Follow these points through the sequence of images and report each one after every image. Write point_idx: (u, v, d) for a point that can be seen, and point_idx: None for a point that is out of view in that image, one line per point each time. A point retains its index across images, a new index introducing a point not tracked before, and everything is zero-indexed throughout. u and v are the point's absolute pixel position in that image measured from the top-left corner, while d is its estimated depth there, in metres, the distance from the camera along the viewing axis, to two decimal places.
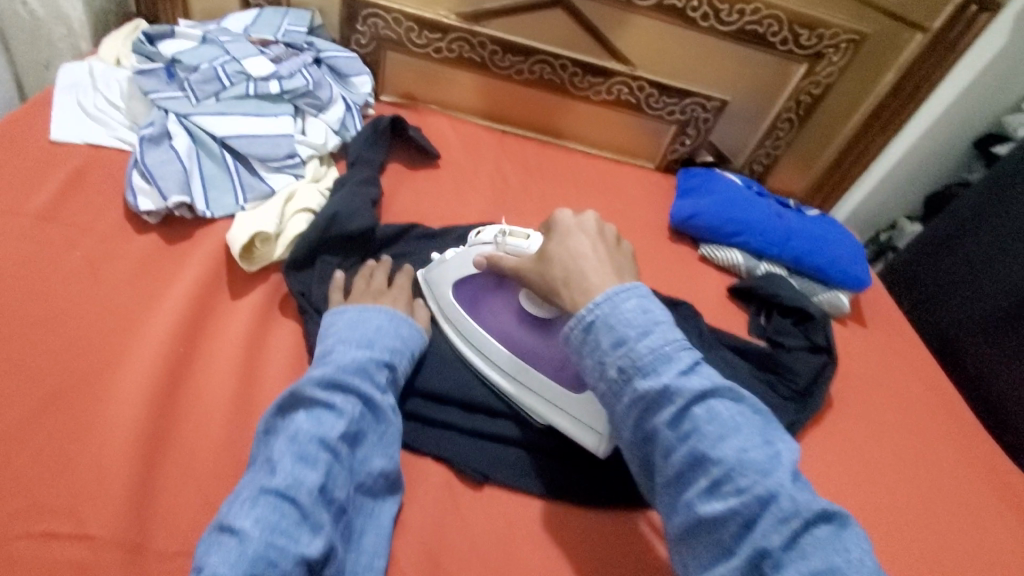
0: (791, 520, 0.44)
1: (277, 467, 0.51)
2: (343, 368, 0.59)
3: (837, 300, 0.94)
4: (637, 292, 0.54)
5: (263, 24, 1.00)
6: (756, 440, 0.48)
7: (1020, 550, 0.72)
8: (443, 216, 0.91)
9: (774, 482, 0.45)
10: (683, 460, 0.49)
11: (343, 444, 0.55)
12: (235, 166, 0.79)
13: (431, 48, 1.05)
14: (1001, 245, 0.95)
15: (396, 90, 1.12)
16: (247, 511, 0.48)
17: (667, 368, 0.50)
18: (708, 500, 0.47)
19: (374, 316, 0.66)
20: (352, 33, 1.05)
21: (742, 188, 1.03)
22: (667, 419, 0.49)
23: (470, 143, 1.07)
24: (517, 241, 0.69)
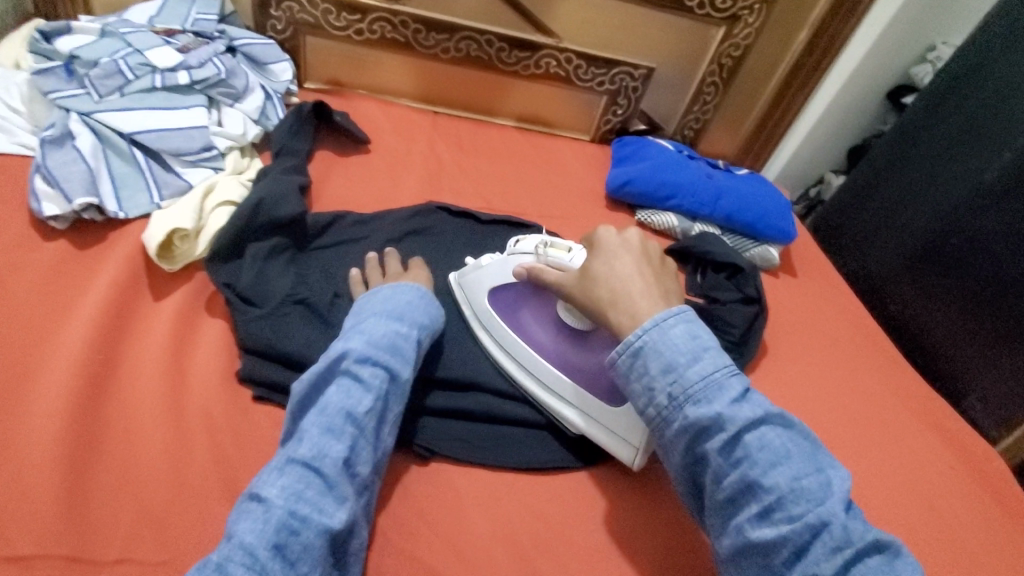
0: (843, 549, 0.46)
1: (304, 438, 0.52)
2: (372, 343, 0.58)
3: (767, 253, 0.98)
4: (684, 318, 0.56)
5: (169, 14, 0.95)
6: (809, 468, 0.51)
7: (946, 466, 0.77)
8: (378, 200, 0.89)
9: (828, 511, 0.48)
10: (734, 485, 0.51)
11: (370, 417, 0.54)
12: (147, 164, 0.76)
13: (352, 30, 1.03)
14: (911, 192, 1.00)
15: (321, 76, 1.09)
16: (277, 479, 0.49)
17: (718, 398, 0.52)
18: (758, 525, 0.49)
19: (404, 293, 0.66)
20: (267, 19, 1.01)
21: (673, 153, 1.06)
22: (718, 446, 0.51)
23: (401, 126, 1.05)
24: (557, 251, 0.70)
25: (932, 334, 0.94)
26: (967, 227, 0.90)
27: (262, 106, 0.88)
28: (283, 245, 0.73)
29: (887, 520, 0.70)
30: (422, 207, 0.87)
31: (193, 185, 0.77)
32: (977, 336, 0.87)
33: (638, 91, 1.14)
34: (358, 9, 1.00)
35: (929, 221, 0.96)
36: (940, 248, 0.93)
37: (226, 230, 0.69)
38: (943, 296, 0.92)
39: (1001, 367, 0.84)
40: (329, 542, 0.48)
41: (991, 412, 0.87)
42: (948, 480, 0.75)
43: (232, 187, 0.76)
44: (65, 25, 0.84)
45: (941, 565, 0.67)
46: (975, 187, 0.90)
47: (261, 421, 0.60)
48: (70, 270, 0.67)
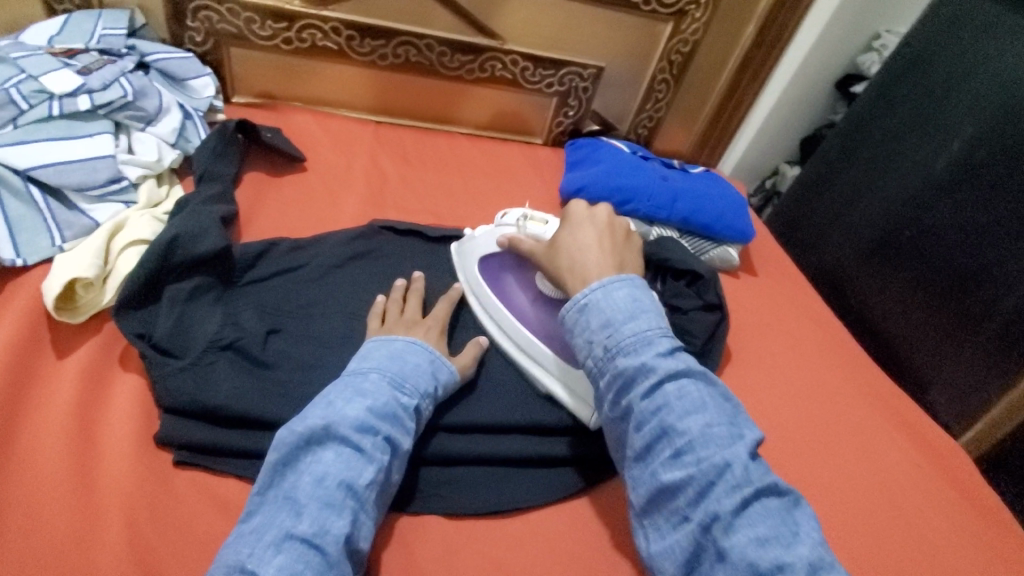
0: (743, 487, 0.47)
1: (303, 509, 0.47)
2: (375, 408, 0.54)
3: (726, 253, 0.97)
4: (629, 284, 0.57)
5: (71, 32, 0.86)
6: (723, 421, 0.51)
7: (912, 464, 0.77)
8: (316, 222, 0.83)
9: (733, 454, 0.48)
10: (652, 433, 0.51)
11: (371, 489, 0.50)
12: (47, 202, 0.68)
13: (279, 39, 0.95)
14: (863, 182, 0.99)
15: (250, 89, 1.02)
16: (272, 558, 0.44)
17: (646, 350, 0.53)
18: (671, 469, 0.49)
19: (415, 352, 0.62)
20: (184, 31, 0.93)
21: (627, 155, 1.02)
22: (641, 393, 0.52)
23: (340, 140, 0.98)
24: (536, 225, 0.73)
25: (888, 323, 0.94)
26: (920, 215, 0.89)
27: (178, 126, 0.81)
28: (206, 283, 0.66)
29: (858, 527, 0.68)
30: (362, 227, 0.81)
31: (101, 223, 0.70)
32: (935, 326, 0.86)
33: (588, 91, 1.10)
34: (284, 16, 0.93)
35: (885, 209, 0.95)
36: (897, 236, 0.93)
37: (136, 273, 0.62)
38: (900, 286, 0.92)
39: (960, 358, 0.83)
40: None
41: (948, 406, 0.86)
42: (915, 479, 0.75)
43: (144, 224, 0.69)
44: None
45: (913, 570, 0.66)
46: (927, 173, 0.89)
47: (182, 488, 0.54)
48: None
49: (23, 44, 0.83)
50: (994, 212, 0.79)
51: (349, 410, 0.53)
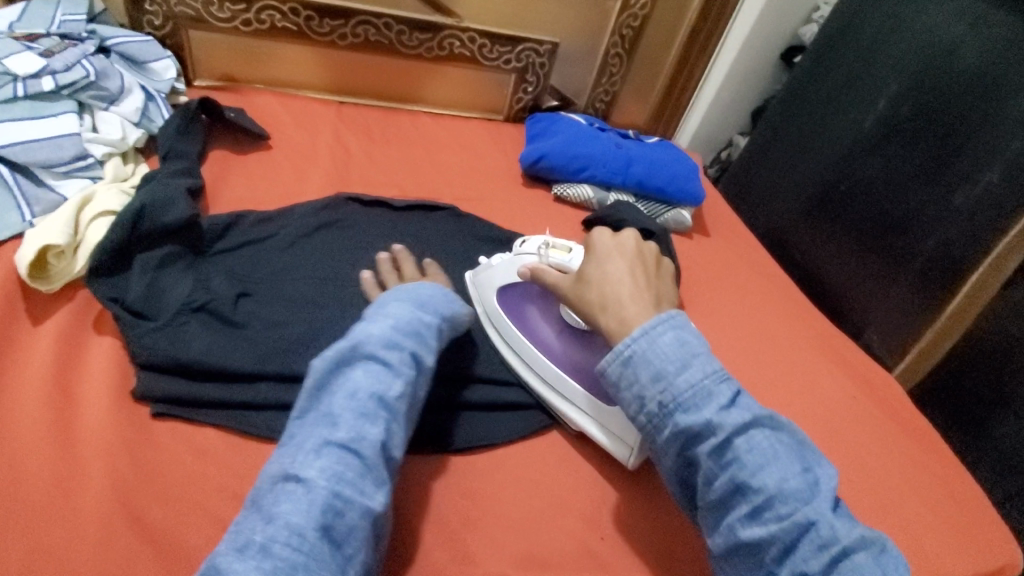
0: (830, 546, 0.46)
1: (340, 420, 0.50)
2: (400, 327, 0.57)
3: (680, 216, 1.01)
4: (674, 324, 0.55)
5: (30, 17, 0.87)
6: (796, 467, 0.50)
7: (851, 397, 0.83)
8: (282, 196, 0.85)
9: (815, 510, 0.48)
10: (725, 486, 0.50)
11: (400, 401, 0.53)
12: (15, 179, 0.70)
13: (238, 21, 0.97)
14: (802, 144, 1.06)
15: (211, 72, 1.03)
16: (313, 460, 0.47)
17: (707, 404, 0.51)
18: (749, 525, 0.49)
19: (427, 289, 0.65)
20: (142, 15, 0.95)
21: (584, 125, 1.07)
22: (708, 450, 0.50)
23: (302, 119, 1.00)
24: (559, 254, 0.72)
25: (828, 272, 1.01)
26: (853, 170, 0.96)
27: (141, 106, 0.83)
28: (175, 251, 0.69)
29: None
30: (327, 200, 0.84)
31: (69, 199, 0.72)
32: (871, 271, 0.93)
33: (545, 67, 1.14)
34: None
35: (823, 166, 1.01)
36: (834, 189, 0.99)
37: (104, 240, 0.64)
38: (837, 237, 0.99)
39: (891, 297, 0.91)
40: (370, 523, 0.47)
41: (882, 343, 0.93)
42: (854, 410, 0.81)
43: (111, 197, 0.70)
44: None
45: (852, 487, 0.72)
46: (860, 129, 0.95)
47: (161, 438, 0.57)
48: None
49: None
50: (919, 162, 0.86)
51: (374, 331, 0.56)
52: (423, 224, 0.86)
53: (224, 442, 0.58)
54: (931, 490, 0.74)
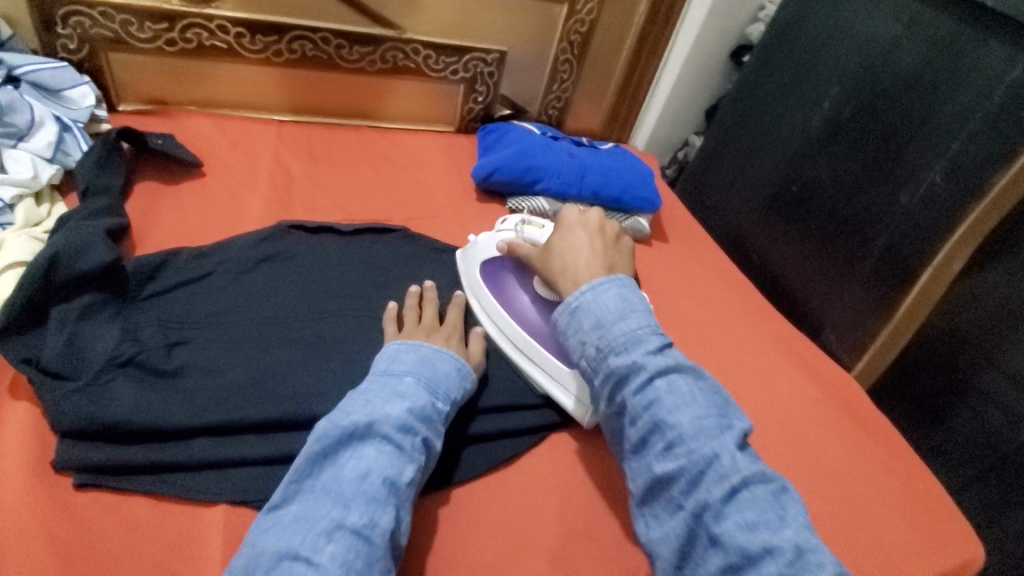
0: (729, 478, 0.49)
1: (351, 503, 0.47)
2: (414, 408, 0.55)
3: (638, 224, 1.00)
4: (618, 284, 0.61)
5: None
6: (713, 413, 0.54)
7: (814, 399, 0.83)
8: (218, 228, 0.80)
9: (719, 444, 0.51)
10: (645, 427, 0.54)
11: (410, 486, 0.51)
12: None
13: (161, 40, 0.91)
14: (753, 145, 1.06)
15: (138, 96, 0.97)
16: (324, 549, 0.44)
17: (636, 349, 0.56)
18: (663, 461, 0.52)
19: (442, 359, 0.62)
20: (55, 39, 0.87)
21: (536, 135, 1.05)
22: (633, 390, 0.54)
23: (240, 143, 0.95)
24: (533, 229, 0.79)
25: (784, 272, 1.02)
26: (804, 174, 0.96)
27: (55, 140, 0.77)
28: (95, 299, 0.64)
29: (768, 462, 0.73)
30: (267, 229, 0.80)
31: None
32: (825, 270, 0.95)
33: (494, 76, 1.11)
34: (168, 16, 0.89)
35: (776, 167, 1.02)
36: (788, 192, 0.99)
37: (12, 296, 0.59)
38: (795, 240, 0.99)
39: (845, 294, 0.92)
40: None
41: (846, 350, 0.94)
42: (816, 412, 0.81)
43: (18, 247, 0.65)
44: None
45: (818, 494, 0.71)
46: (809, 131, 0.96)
47: (84, 511, 0.52)
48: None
49: None
50: (866, 164, 0.87)
51: (391, 409, 0.54)
52: (372, 247, 0.83)
53: (157, 509, 0.53)
54: (894, 489, 0.74)
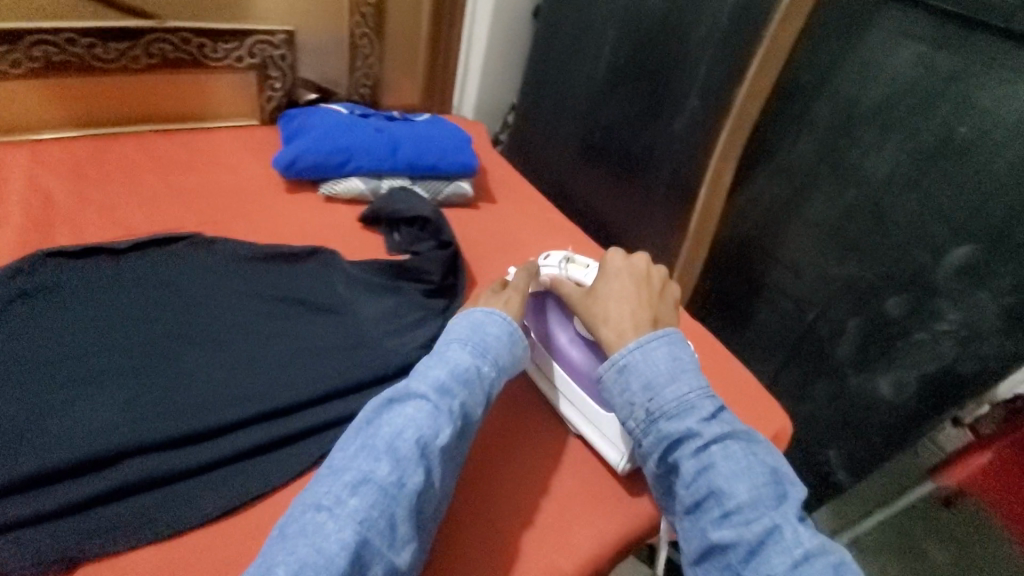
0: (795, 551, 0.51)
1: (382, 459, 0.52)
2: (455, 373, 0.61)
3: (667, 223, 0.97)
4: (669, 341, 0.64)
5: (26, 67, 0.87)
6: (772, 482, 0.56)
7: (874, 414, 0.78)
8: (276, 237, 0.87)
9: (780, 516, 0.53)
10: (701, 491, 0.56)
11: (442, 450, 0.56)
12: None
13: (230, 59, 1.02)
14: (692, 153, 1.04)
15: (196, 115, 1.04)
16: (381, 465, 0.52)
17: (690, 414, 0.59)
18: (720, 529, 0.54)
19: (494, 322, 0.68)
20: (125, 56, 0.93)
21: (457, 135, 1.07)
22: (690, 452, 0.58)
23: (271, 151, 1.03)
24: (577, 269, 0.77)
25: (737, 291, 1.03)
26: (757, 166, 0.93)
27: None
28: (159, 309, 0.70)
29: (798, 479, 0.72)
30: (284, 238, 0.88)
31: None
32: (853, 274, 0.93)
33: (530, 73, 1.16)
34: (212, 33, 0.97)
35: (665, 174, 0.94)
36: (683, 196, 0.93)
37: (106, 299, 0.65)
38: (749, 236, 0.98)
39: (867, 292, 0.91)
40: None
41: (775, 333, 0.99)
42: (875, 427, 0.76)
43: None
44: None
45: None
46: (700, 134, 0.87)
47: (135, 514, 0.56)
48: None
49: None
50: (813, 159, 0.86)
51: (446, 370, 0.61)
52: (378, 256, 0.89)
53: (193, 520, 0.57)
54: None
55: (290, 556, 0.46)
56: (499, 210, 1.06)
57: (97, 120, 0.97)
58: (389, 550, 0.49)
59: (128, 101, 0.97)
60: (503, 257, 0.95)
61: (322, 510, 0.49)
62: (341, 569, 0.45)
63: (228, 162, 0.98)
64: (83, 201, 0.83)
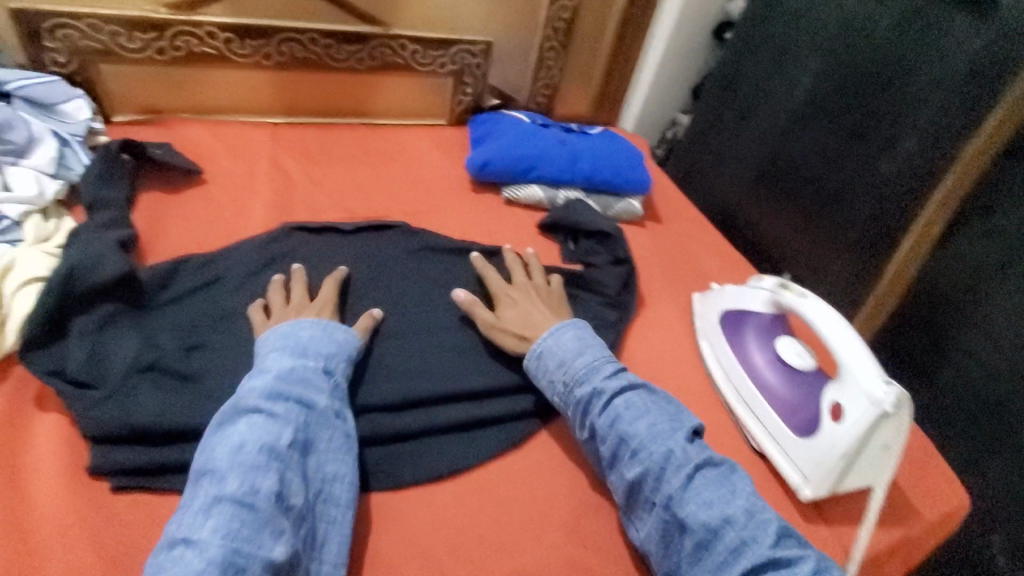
0: (685, 467, 0.60)
1: (227, 475, 0.51)
2: (283, 377, 0.60)
3: (857, 271, 0.94)
4: (574, 326, 0.72)
5: (280, 60, 1.01)
6: (665, 419, 0.65)
7: None
8: (466, 234, 0.95)
9: (673, 443, 0.62)
10: (613, 443, 0.63)
11: (290, 450, 0.55)
12: (67, 156, 0.80)
13: (436, 65, 1.11)
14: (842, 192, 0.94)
15: (396, 112, 1.15)
16: (228, 481, 0.51)
17: (595, 376, 0.67)
18: (631, 467, 0.62)
19: (304, 327, 0.66)
20: (355, 56, 1.04)
21: (633, 152, 1.09)
22: (597, 412, 0.65)
23: (457, 151, 1.11)
24: (793, 297, 0.74)
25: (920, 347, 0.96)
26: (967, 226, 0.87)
27: (55, 156, 0.77)
28: (379, 288, 0.79)
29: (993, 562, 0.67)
30: (469, 236, 0.95)
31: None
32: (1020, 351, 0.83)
33: (708, 102, 1.15)
34: (426, 41, 1.07)
35: (862, 216, 0.91)
36: (884, 241, 0.89)
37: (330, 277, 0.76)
38: (943, 292, 0.91)
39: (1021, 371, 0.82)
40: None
41: (957, 400, 0.91)
42: None
43: (38, 258, 0.66)
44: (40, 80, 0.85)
45: None
46: (919, 180, 0.83)
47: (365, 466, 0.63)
48: (153, 310, 0.68)
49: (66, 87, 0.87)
50: None
51: (272, 375, 0.60)
52: (555, 263, 0.94)
53: (411, 480, 0.63)
54: None
55: None
56: (665, 230, 1.07)
57: (319, 109, 1.10)
58: (260, 550, 0.48)
59: (346, 96, 1.10)
60: (672, 278, 0.96)
61: (181, 543, 0.47)
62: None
63: (421, 158, 1.08)
64: (312, 183, 0.96)
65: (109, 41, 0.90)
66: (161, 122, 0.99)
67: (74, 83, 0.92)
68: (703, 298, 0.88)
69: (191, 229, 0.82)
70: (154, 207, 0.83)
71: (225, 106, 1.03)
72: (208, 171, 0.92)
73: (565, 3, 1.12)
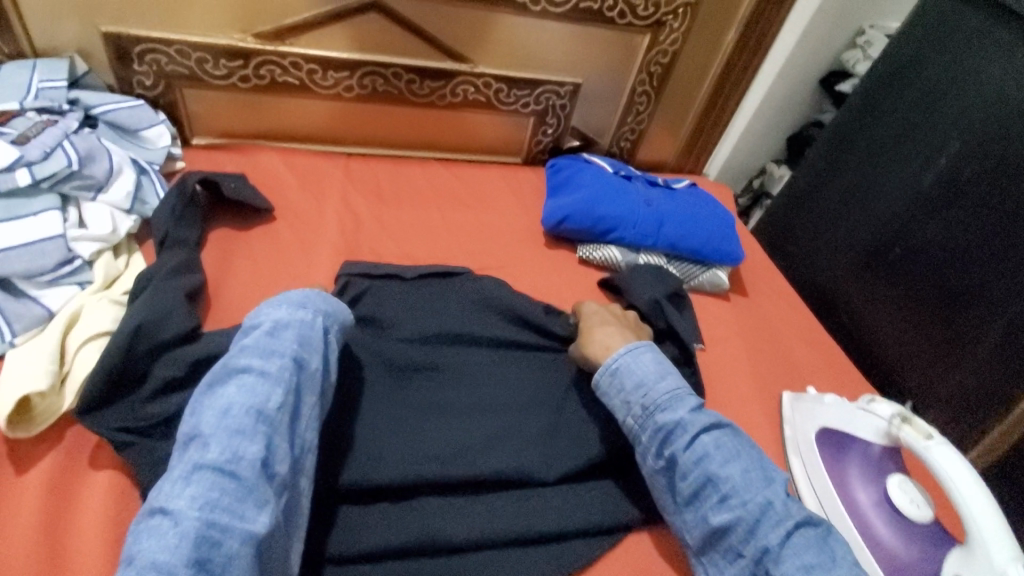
0: (786, 520, 0.54)
1: (210, 441, 0.48)
2: (278, 335, 0.57)
3: (978, 393, 0.81)
4: (651, 348, 0.67)
5: (360, 92, 0.97)
6: (757, 465, 0.59)
7: None
8: (538, 294, 0.88)
9: (771, 493, 0.56)
10: (697, 482, 0.58)
11: (280, 415, 0.52)
12: (148, 189, 0.79)
13: (520, 103, 1.05)
14: (961, 290, 0.82)
15: (472, 148, 1.10)
16: (210, 447, 0.47)
17: (679, 406, 0.62)
18: (718, 513, 0.57)
19: (300, 293, 0.63)
20: (434, 92, 0.99)
21: (725, 218, 1.00)
22: (681, 446, 0.60)
23: (533, 198, 1.05)
24: (913, 434, 0.64)
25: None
26: None
27: (132, 189, 0.76)
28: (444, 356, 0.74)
29: None
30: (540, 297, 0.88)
31: (54, 312, 0.64)
32: None
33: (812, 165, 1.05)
34: (512, 80, 1.01)
35: (995, 330, 0.78)
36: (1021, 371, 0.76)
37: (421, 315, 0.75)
38: None
39: None
40: (251, 553, 0.44)
41: None
42: None
43: (105, 309, 0.64)
44: (124, 103, 0.84)
45: None
46: None
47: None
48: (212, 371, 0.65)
49: (148, 110, 0.86)
50: None
51: (264, 334, 0.56)
52: None
53: None
54: None
55: (129, 570, 0.41)
56: (754, 308, 0.97)
57: (394, 142, 1.06)
58: (240, 521, 0.45)
59: (422, 131, 1.05)
60: (762, 368, 0.87)
61: (158, 513, 0.44)
62: (181, 563, 0.41)
63: (496, 203, 1.02)
64: (382, 226, 0.91)
65: (194, 67, 0.88)
66: (237, 147, 0.97)
67: (158, 105, 0.91)
68: (796, 402, 0.78)
69: (258, 271, 0.79)
70: (222, 246, 0.80)
71: (300, 135, 1.01)
72: (276, 206, 0.89)
73: (665, 48, 1.04)
